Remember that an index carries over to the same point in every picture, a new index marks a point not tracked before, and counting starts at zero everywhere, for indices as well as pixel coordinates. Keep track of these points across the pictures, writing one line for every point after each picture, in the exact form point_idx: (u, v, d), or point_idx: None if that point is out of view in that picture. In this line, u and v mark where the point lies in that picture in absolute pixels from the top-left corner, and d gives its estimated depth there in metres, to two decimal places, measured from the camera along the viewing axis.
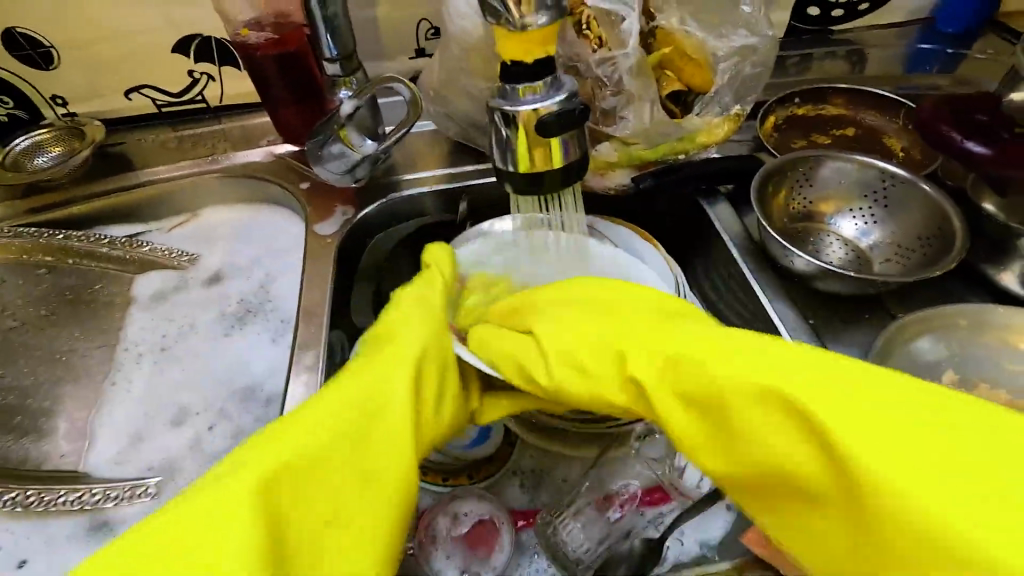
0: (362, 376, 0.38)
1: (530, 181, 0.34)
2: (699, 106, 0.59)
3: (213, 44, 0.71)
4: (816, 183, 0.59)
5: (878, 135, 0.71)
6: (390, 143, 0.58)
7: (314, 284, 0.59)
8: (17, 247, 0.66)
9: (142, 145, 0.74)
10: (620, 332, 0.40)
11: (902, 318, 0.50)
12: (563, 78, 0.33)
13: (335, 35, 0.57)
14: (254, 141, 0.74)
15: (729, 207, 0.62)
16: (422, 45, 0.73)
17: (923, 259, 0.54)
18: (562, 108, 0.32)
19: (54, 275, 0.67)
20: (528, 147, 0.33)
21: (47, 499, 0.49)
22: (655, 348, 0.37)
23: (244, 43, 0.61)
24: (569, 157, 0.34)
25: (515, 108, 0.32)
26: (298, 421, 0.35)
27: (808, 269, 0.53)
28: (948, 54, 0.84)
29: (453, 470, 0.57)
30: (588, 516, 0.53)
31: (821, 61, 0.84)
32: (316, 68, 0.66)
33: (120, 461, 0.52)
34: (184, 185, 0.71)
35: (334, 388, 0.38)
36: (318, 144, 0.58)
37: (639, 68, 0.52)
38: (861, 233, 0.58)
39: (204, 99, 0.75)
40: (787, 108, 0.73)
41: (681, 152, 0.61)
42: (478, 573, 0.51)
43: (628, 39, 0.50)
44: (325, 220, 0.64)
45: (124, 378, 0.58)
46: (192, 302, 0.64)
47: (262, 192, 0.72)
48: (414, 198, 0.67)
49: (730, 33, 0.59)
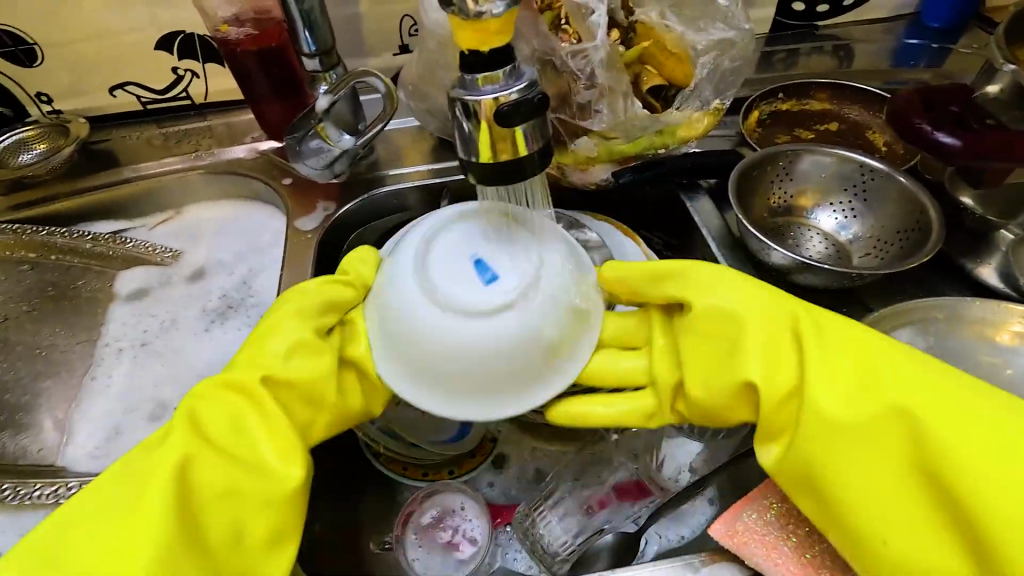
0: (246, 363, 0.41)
1: (494, 171, 0.34)
2: (680, 101, 0.59)
3: (195, 41, 0.71)
4: (795, 177, 0.59)
5: (862, 129, 0.71)
6: (368, 137, 0.58)
7: (294, 279, 0.59)
8: (1, 244, 0.67)
9: (127, 143, 0.74)
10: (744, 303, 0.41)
11: (878, 311, 0.49)
12: (523, 67, 0.33)
13: (312, 30, 0.57)
14: (239, 137, 0.74)
15: (710, 203, 0.63)
16: (406, 41, 0.73)
17: (900, 252, 0.54)
18: (522, 97, 0.32)
19: (37, 271, 0.67)
20: (489, 137, 0.33)
21: (23, 493, 0.49)
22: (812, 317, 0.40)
23: (225, 40, 0.61)
24: (532, 146, 0.34)
25: (475, 98, 0.32)
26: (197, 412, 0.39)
27: (784, 262, 0.53)
28: (935, 48, 0.84)
29: (434, 465, 0.57)
30: (566, 509, 0.53)
31: (808, 56, 0.84)
32: (297, 63, 0.66)
33: (97, 455, 0.52)
34: (169, 180, 0.71)
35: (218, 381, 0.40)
36: (295, 140, 0.57)
37: (611, 62, 0.52)
38: (841, 227, 0.58)
39: (188, 96, 0.75)
40: (771, 103, 0.73)
41: (660, 146, 0.61)
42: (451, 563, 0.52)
43: (597, 31, 0.51)
44: (306, 216, 0.65)
45: (104, 373, 0.58)
46: (174, 297, 0.64)
47: (245, 188, 0.72)
48: (397, 194, 0.67)
49: (708, 27, 0.59)
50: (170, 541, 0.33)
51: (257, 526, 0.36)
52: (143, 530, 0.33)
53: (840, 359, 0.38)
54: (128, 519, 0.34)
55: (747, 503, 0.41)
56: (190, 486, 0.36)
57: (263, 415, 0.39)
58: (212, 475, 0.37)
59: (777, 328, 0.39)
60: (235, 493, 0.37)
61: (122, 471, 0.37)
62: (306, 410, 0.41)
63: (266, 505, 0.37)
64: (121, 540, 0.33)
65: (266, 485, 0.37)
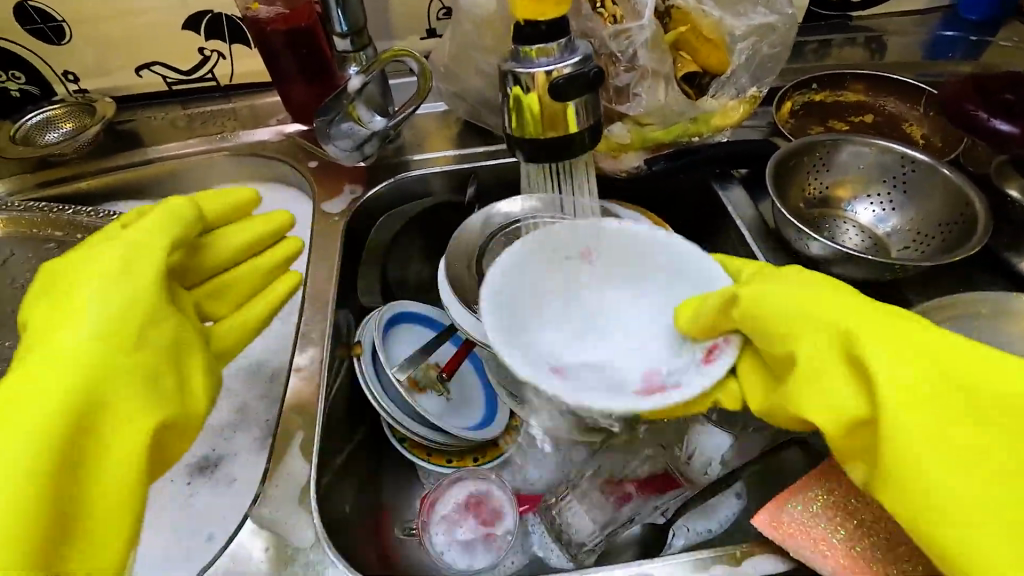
0: (114, 247, 0.40)
1: (542, 149, 0.33)
2: (716, 88, 0.58)
3: (223, 21, 0.70)
4: (833, 167, 0.58)
5: (898, 121, 0.70)
6: (399, 119, 0.57)
7: (323, 260, 0.58)
8: (27, 221, 0.65)
9: (153, 124, 0.74)
10: (797, 309, 0.35)
11: (923, 305, 0.49)
12: (578, 42, 0.32)
13: (345, 9, 0.56)
14: (264, 120, 0.74)
15: (744, 192, 0.61)
16: (433, 25, 0.72)
17: (943, 245, 0.52)
18: (577, 70, 0.31)
19: (62, 249, 0.64)
20: (541, 112, 0.32)
21: None
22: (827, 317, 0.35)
23: (255, 19, 0.61)
24: (583, 123, 0.33)
25: (528, 72, 0.31)
26: (76, 299, 0.38)
27: (823, 253, 0.52)
28: (971, 41, 0.82)
29: (459, 452, 0.57)
30: (593, 498, 0.53)
31: (840, 47, 0.82)
32: (326, 44, 0.65)
33: None
34: (194, 162, 0.71)
35: (127, 265, 0.40)
36: (326, 122, 0.55)
37: (654, 42, 0.51)
38: (879, 220, 0.57)
39: (214, 78, 0.75)
40: (804, 94, 0.72)
41: (695, 134, 0.60)
42: (473, 552, 0.52)
43: (644, 11, 0.50)
44: (333, 198, 0.64)
45: None
46: None
47: (270, 171, 0.72)
48: (423, 179, 0.66)
49: (749, 12, 0.57)
50: (42, 453, 0.33)
51: (136, 439, 0.36)
52: (8, 438, 0.33)
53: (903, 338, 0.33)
54: (14, 421, 0.33)
55: (795, 495, 0.40)
56: (105, 407, 0.36)
57: (148, 324, 0.39)
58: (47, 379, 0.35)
59: (809, 307, 0.35)
60: (99, 411, 0.36)
61: (63, 370, 0.35)
62: (161, 331, 0.39)
63: (136, 427, 0.36)
64: (9, 443, 0.33)
65: (127, 409, 0.36)
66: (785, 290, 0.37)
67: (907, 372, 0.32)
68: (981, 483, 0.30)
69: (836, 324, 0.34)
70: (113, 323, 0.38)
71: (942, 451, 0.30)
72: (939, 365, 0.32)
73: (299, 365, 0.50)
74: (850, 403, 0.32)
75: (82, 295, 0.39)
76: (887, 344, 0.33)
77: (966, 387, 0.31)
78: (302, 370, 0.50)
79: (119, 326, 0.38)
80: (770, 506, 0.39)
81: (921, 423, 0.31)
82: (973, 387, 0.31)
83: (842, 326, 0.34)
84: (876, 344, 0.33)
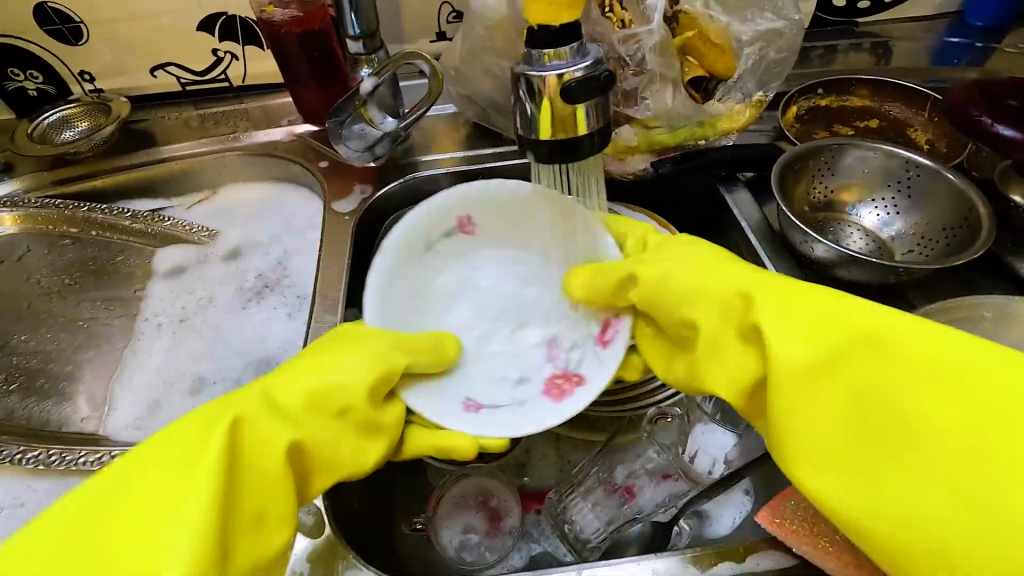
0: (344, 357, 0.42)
1: (553, 150, 0.34)
2: (722, 92, 0.59)
3: (236, 23, 0.71)
4: (837, 171, 0.58)
5: (903, 127, 0.70)
6: (411, 120, 0.58)
7: (333, 259, 0.59)
8: (43, 218, 0.67)
9: (166, 123, 0.75)
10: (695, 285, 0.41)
11: (925, 307, 0.49)
12: (589, 46, 0.32)
13: (358, 12, 0.57)
14: (275, 121, 0.75)
15: (749, 196, 0.62)
16: (443, 28, 0.73)
17: (947, 249, 0.53)
18: (588, 74, 0.32)
19: (78, 247, 0.66)
20: (552, 114, 0.32)
21: (70, 458, 0.48)
22: (712, 290, 0.40)
23: (269, 21, 0.62)
24: (592, 125, 0.33)
25: (541, 74, 0.32)
26: (295, 383, 0.40)
27: (828, 256, 0.52)
28: (977, 47, 0.83)
29: None
30: (598, 496, 0.54)
31: (845, 53, 0.83)
32: (338, 47, 0.66)
33: (140, 427, 0.52)
34: (206, 161, 0.72)
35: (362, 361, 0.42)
36: (339, 123, 0.57)
37: (661, 50, 0.52)
38: (883, 224, 0.57)
39: (227, 79, 0.76)
40: (810, 99, 0.73)
41: (702, 138, 0.61)
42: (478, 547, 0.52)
43: (653, 15, 0.51)
44: (343, 198, 0.65)
45: (144, 347, 0.58)
46: (213, 276, 0.65)
47: (281, 171, 0.73)
48: (431, 180, 0.67)
49: (755, 17, 0.58)
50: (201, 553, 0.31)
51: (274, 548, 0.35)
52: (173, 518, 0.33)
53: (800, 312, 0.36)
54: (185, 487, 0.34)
55: (797, 492, 0.40)
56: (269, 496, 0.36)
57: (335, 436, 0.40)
58: (259, 455, 0.37)
59: (694, 281, 0.41)
60: (264, 512, 0.35)
61: (259, 452, 0.37)
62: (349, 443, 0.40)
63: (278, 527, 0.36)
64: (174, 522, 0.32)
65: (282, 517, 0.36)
66: (684, 278, 0.42)
67: (803, 346, 0.35)
68: (901, 447, 0.32)
69: (731, 289, 0.40)
70: (315, 409, 0.39)
71: (833, 413, 0.34)
72: (838, 333, 0.35)
73: None
74: (740, 363, 0.38)
75: (328, 372, 0.41)
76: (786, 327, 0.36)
77: (882, 357, 0.34)
78: None
79: (319, 408, 0.40)
80: (775, 502, 0.40)
81: (815, 391, 0.34)
82: (892, 356, 0.33)
83: (741, 293, 0.39)
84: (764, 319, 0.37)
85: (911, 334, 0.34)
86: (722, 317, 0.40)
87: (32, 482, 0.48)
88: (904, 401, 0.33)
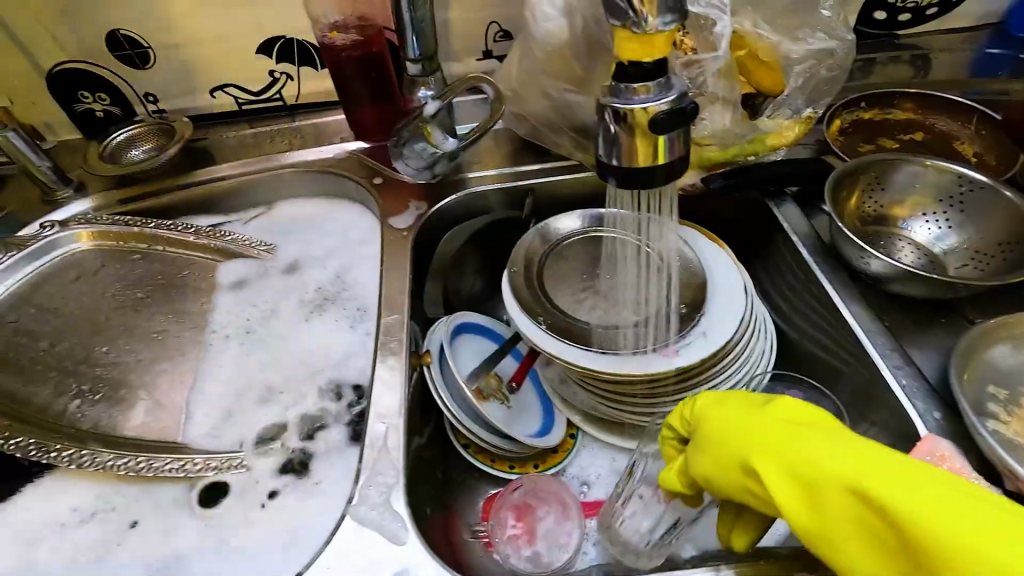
0: None
1: (632, 178, 0.35)
2: (770, 109, 0.61)
3: (294, 46, 0.74)
4: (888, 186, 0.59)
5: (949, 139, 0.71)
6: (471, 140, 0.59)
7: (394, 274, 0.61)
8: (114, 234, 0.70)
9: (224, 142, 0.79)
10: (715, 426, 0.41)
11: (987, 322, 0.49)
12: (674, 80, 0.34)
13: (420, 37, 0.59)
14: (329, 138, 0.78)
15: (798, 209, 0.63)
16: (490, 47, 0.76)
17: (1003, 264, 0.54)
18: (672, 107, 0.33)
19: (147, 261, 0.70)
20: (635, 143, 0.34)
21: (156, 466, 0.52)
22: (736, 434, 0.39)
23: (331, 45, 0.65)
24: (673, 155, 0.35)
25: (628, 105, 0.33)
26: None
27: (884, 271, 0.53)
28: (1018, 58, 0.83)
29: (521, 459, 0.61)
30: (640, 505, 0.52)
31: (885, 65, 0.84)
32: (392, 70, 0.69)
33: (216, 434, 0.55)
34: (263, 178, 0.75)
35: None
36: (403, 141, 0.60)
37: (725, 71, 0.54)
38: (936, 238, 0.58)
39: (281, 98, 0.79)
40: (853, 112, 0.73)
41: (751, 153, 0.62)
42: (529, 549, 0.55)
43: (720, 42, 0.51)
44: (399, 214, 0.67)
45: (215, 358, 0.61)
46: (274, 289, 0.67)
47: (337, 186, 0.75)
48: (482, 196, 0.69)
49: (808, 36, 0.59)
50: None
51: None
52: None
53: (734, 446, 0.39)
54: None
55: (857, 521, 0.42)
56: None
57: None
58: None
59: (722, 411, 0.42)
60: None
61: None
62: None
63: None
64: None
65: None
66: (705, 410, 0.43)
67: (711, 471, 0.40)
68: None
69: (756, 444, 0.38)
70: None
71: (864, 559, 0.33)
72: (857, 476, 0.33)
73: (380, 374, 0.53)
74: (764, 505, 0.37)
75: None
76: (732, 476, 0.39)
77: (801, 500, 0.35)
78: (384, 379, 0.53)
79: None
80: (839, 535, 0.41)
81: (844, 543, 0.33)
82: (817, 490, 0.34)
83: (761, 451, 0.37)
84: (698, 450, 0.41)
85: (830, 454, 0.35)
86: (745, 462, 0.38)
87: (124, 487, 0.51)
88: (838, 534, 0.33)
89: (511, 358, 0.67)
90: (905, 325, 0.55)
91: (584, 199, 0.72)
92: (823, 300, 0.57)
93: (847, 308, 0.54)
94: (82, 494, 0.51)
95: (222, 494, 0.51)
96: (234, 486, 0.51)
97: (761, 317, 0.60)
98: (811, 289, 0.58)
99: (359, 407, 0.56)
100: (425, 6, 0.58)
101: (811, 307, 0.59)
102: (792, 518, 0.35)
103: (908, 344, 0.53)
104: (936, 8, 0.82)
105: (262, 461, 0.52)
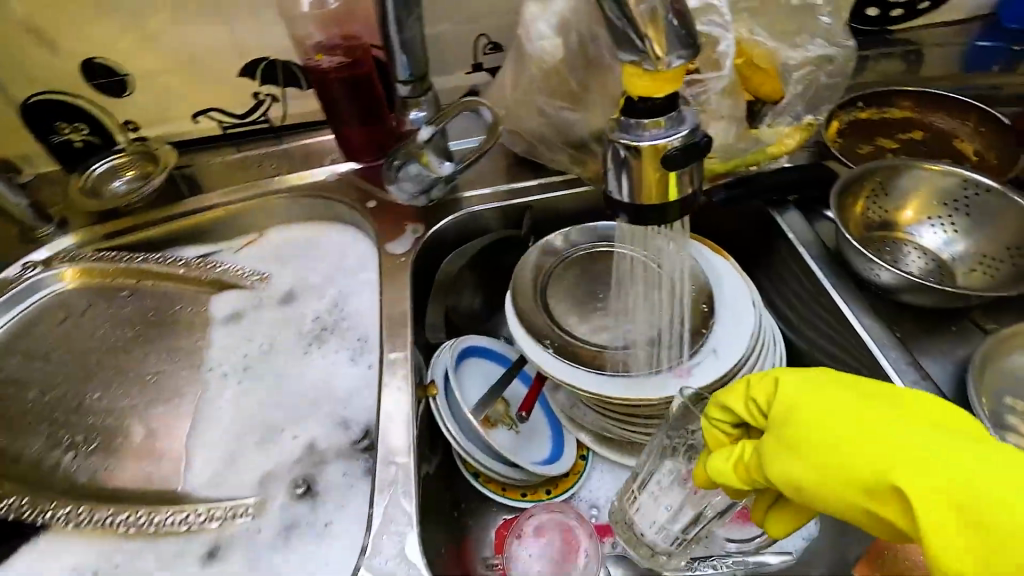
0: None
1: (644, 214, 0.34)
2: (769, 117, 0.60)
3: (278, 67, 0.72)
4: (892, 192, 0.58)
5: (948, 138, 0.70)
6: (469, 163, 0.58)
7: (394, 303, 0.60)
8: (101, 272, 0.68)
9: (210, 168, 0.76)
10: (820, 420, 0.35)
11: (1001, 331, 0.49)
12: (685, 112, 0.32)
13: (410, 57, 0.57)
14: (319, 160, 0.76)
15: (800, 216, 0.62)
16: (480, 60, 0.74)
17: (1012, 270, 0.53)
18: (685, 141, 0.32)
19: (137, 298, 0.67)
20: (648, 180, 0.32)
21: (158, 520, 0.50)
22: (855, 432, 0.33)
23: (318, 68, 0.63)
24: (687, 189, 0.34)
25: (639, 142, 0.32)
26: None
27: (893, 281, 0.52)
28: (1010, 50, 0.83)
29: (533, 485, 0.60)
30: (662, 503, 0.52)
31: (878, 61, 0.83)
32: (381, 89, 0.67)
33: (217, 480, 0.53)
34: (251, 205, 0.73)
35: None
36: (397, 165, 0.58)
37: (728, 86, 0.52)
38: (944, 243, 0.57)
39: (267, 120, 0.77)
40: (850, 113, 0.73)
41: (753, 163, 0.61)
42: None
43: (725, 61, 0.50)
44: (396, 239, 0.65)
45: (213, 398, 0.59)
46: (271, 322, 0.65)
47: (329, 210, 0.73)
48: (478, 216, 0.67)
49: (807, 43, 0.57)
50: None
51: None
52: None
53: (837, 441, 0.34)
54: None
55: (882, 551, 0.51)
56: None
57: None
58: None
59: (821, 402, 0.36)
60: None
61: None
62: None
63: None
64: None
65: None
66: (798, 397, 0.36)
67: (811, 474, 0.33)
68: None
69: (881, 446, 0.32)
70: None
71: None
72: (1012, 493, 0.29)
73: (387, 411, 0.51)
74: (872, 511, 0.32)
75: None
76: (835, 471, 0.33)
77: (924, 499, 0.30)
78: (391, 416, 0.51)
79: None
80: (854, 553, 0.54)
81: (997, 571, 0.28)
82: (960, 500, 0.29)
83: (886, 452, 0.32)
84: (787, 443, 0.35)
85: (977, 468, 0.30)
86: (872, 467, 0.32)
87: (125, 544, 0.49)
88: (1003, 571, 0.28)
89: (520, 382, 0.66)
90: (916, 335, 0.54)
91: (584, 213, 0.70)
92: (832, 312, 0.56)
93: (859, 320, 0.54)
94: (82, 553, 0.49)
95: (228, 544, 0.49)
96: (240, 536, 0.49)
97: (771, 330, 0.59)
98: (819, 300, 0.57)
99: (365, 444, 0.54)
100: (414, 26, 0.56)
101: (820, 318, 0.58)
102: (930, 528, 0.30)
103: (920, 354, 0.53)
104: (928, 2, 0.81)
105: (268, 507, 0.51)
